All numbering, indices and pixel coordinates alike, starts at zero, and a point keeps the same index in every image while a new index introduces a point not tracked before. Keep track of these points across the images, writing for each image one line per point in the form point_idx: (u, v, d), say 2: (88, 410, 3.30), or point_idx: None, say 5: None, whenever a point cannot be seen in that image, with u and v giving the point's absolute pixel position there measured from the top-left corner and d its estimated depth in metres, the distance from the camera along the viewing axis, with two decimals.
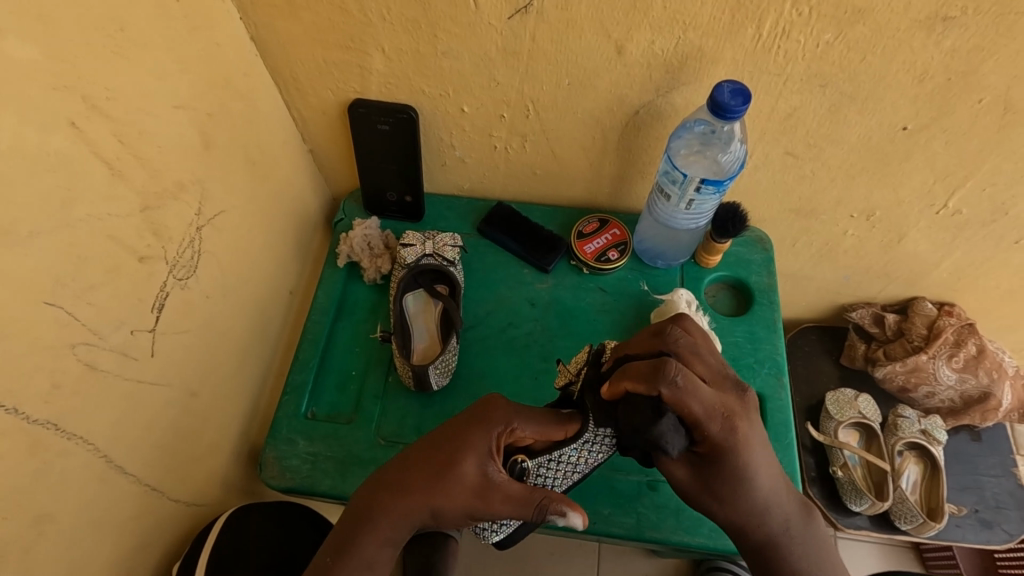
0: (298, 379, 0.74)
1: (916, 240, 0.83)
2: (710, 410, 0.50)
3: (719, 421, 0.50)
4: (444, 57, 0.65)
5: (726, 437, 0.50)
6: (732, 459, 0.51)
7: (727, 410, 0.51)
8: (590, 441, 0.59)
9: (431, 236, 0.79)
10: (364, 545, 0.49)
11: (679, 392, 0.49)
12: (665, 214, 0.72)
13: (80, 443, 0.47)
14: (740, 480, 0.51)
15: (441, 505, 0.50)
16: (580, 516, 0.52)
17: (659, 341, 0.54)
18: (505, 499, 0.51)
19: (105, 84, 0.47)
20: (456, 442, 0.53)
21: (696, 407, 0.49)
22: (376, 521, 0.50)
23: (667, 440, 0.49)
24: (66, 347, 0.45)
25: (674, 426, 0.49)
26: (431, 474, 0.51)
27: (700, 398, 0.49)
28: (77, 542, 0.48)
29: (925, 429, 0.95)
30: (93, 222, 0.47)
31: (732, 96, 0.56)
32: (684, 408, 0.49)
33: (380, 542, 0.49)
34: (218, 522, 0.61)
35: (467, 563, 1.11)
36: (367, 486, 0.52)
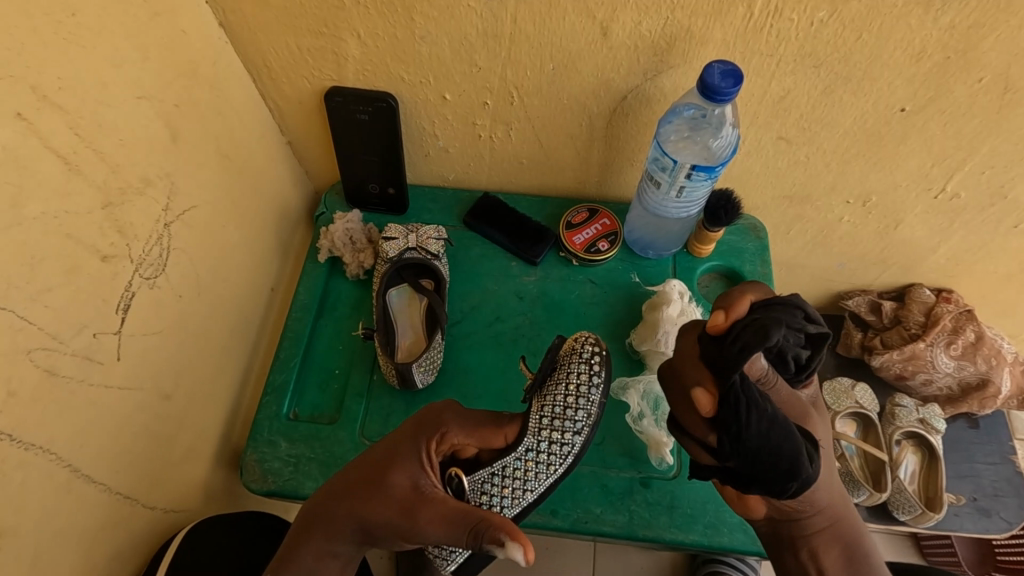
0: (279, 379, 0.72)
1: (912, 225, 0.81)
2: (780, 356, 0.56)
3: None
4: (422, 42, 0.62)
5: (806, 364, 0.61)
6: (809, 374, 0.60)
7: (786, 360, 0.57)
8: (532, 449, 0.56)
9: (415, 228, 0.76)
10: (304, 555, 0.50)
11: None
12: (655, 203, 0.69)
13: (40, 453, 0.45)
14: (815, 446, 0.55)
15: (372, 519, 0.50)
16: (523, 549, 0.46)
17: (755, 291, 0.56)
18: (431, 513, 0.49)
19: (55, 72, 0.44)
20: (388, 453, 0.53)
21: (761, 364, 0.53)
22: (310, 537, 0.51)
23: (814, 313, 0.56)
24: (22, 352, 0.43)
25: None
26: (365, 484, 0.52)
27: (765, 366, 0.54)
28: (40, 556, 0.46)
29: (923, 417, 0.93)
30: (48, 219, 0.44)
31: (722, 77, 0.52)
32: None
33: (318, 554, 0.50)
34: (177, 539, 0.57)
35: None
36: (316, 502, 0.53)
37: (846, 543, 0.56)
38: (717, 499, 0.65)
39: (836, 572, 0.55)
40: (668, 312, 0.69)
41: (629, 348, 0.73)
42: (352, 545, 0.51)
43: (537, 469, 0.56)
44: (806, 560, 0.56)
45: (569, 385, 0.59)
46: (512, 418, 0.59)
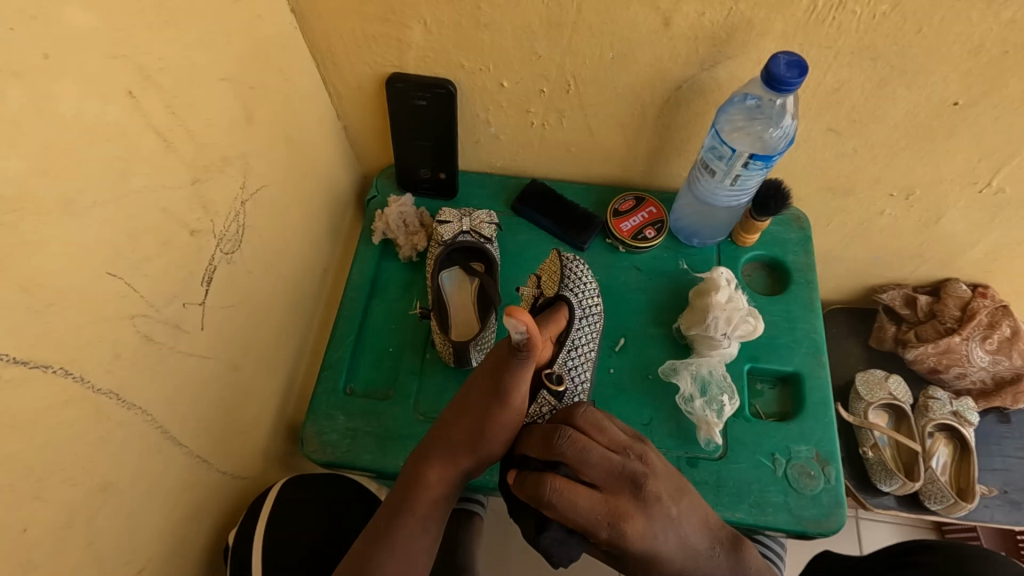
0: (336, 356, 0.75)
1: (953, 220, 0.82)
2: (595, 521, 0.47)
3: (607, 527, 0.47)
4: (485, 30, 0.64)
5: (617, 540, 0.47)
6: (630, 552, 0.47)
7: (623, 502, 0.48)
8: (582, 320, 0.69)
9: (468, 212, 0.78)
10: (416, 506, 0.55)
11: (559, 511, 0.47)
12: (706, 190, 0.71)
13: (138, 413, 0.48)
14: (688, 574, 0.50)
15: (468, 429, 0.56)
16: (517, 317, 0.46)
17: (551, 446, 0.51)
18: (511, 369, 0.51)
19: (156, 53, 0.46)
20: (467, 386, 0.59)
21: (578, 519, 0.47)
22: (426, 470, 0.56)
23: (554, 555, 0.49)
24: (125, 318, 0.45)
25: (563, 538, 0.49)
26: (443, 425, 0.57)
27: (580, 510, 0.47)
28: (135, 510, 0.49)
29: (956, 410, 0.94)
30: (148, 193, 0.47)
31: (788, 68, 0.54)
32: (568, 520, 0.47)
33: (441, 474, 0.56)
34: (273, 492, 0.62)
35: (489, 558, 1.12)
36: (425, 443, 0.58)
37: None
38: (762, 480, 0.67)
39: None
40: (716, 299, 0.69)
41: (677, 333, 0.75)
42: (467, 454, 0.56)
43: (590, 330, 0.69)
44: None
45: (579, 272, 0.72)
46: (557, 304, 0.68)
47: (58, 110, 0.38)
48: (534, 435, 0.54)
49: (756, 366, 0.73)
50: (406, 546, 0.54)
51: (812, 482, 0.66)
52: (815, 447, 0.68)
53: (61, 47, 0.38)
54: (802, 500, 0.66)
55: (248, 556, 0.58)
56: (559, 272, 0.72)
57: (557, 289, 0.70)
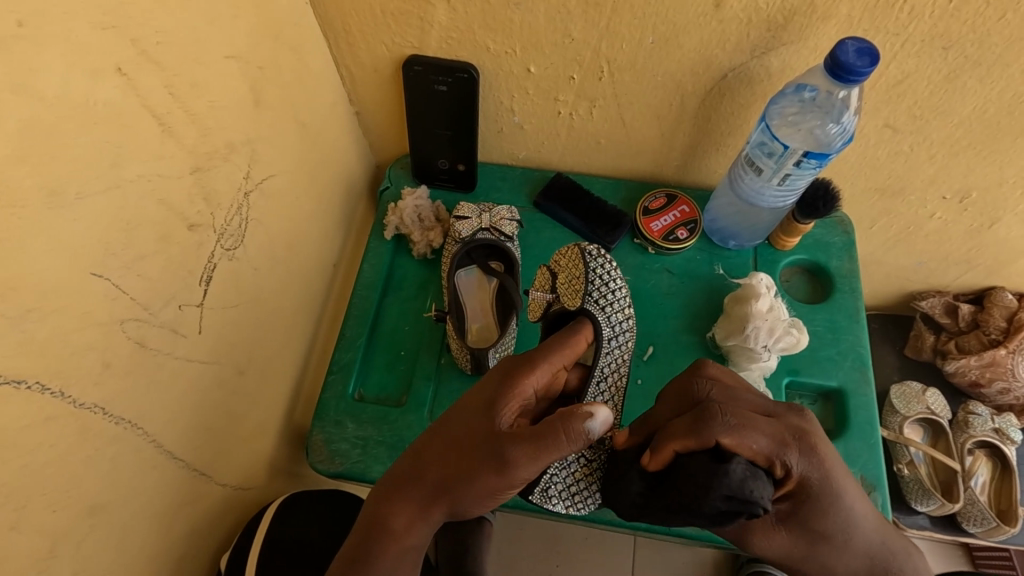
0: (345, 359, 0.70)
1: (1009, 225, 0.76)
2: (780, 440, 0.46)
3: (795, 446, 0.47)
4: (516, 9, 0.58)
5: (811, 463, 0.47)
6: (822, 489, 0.48)
7: (790, 431, 0.47)
8: (610, 338, 0.60)
9: (487, 208, 0.73)
10: (381, 560, 0.48)
11: (735, 431, 0.45)
12: (750, 190, 0.65)
13: (130, 428, 0.43)
14: (831, 508, 0.48)
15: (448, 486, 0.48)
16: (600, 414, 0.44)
17: (687, 395, 0.50)
18: (517, 443, 0.44)
19: (153, 25, 0.41)
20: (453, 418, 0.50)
21: (761, 445, 0.45)
22: (393, 509, 0.49)
23: (753, 488, 0.43)
24: (116, 324, 0.41)
25: (750, 471, 0.44)
26: (424, 459, 0.49)
27: (759, 431, 0.45)
28: (128, 533, 0.45)
29: (998, 426, 0.89)
30: (143, 183, 0.42)
31: (857, 55, 0.48)
32: (748, 448, 0.45)
33: (409, 521, 0.49)
34: (271, 510, 0.58)
35: (498, 563, 1.09)
36: (395, 481, 0.50)
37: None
38: None
39: None
40: (756, 307, 0.64)
41: (711, 342, 0.70)
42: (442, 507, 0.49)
43: (619, 350, 0.61)
44: None
45: (600, 274, 0.63)
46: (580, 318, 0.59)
47: (36, 87, 0.33)
48: (660, 403, 0.52)
49: (795, 380, 0.68)
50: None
51: None
52: (860, 470, 0.63)
53: (39, 14, 0.33)
54: None
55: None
56: (581, 277, 0.63)
57: (579, 301, 0.61)
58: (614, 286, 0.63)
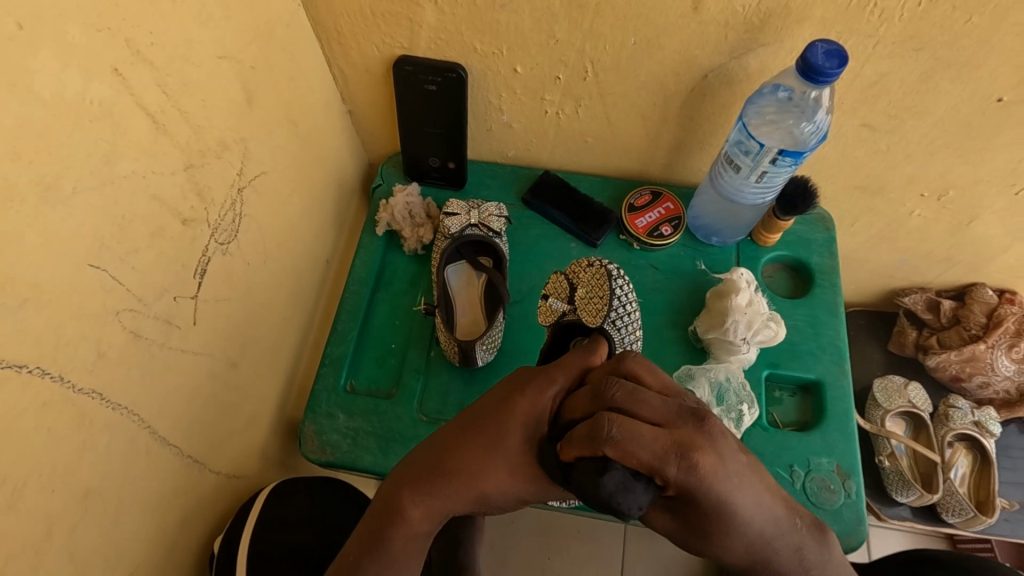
0: (337, 352, 0.72)
1: (987, 222, 0.78)
2: (664, 455, 0.37)
3: (677, 459, 0.37)
4: (502, 11, 0.60)
5: (689, 478, 0.37)
6: (706, 499, 0.37)
7: (677, 442, 0.37)
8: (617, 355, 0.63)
9: (476, 205, 0.75)
10: (392, 542, 0.45)
11: (621, 445, 0.37)
12: (730, 187, 0.67)
13: (125, 414, 0.45)
14: (723, 515, 0.38)
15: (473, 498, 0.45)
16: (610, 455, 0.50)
17: (597, 395, 0.40)
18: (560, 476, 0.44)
19: (148, 27, 0.43)
20: (495, 417, 0.44)
21: (644, 456, 0.37)
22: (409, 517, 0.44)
23: (618, 501, 0.36)
24: (111, 313, 0.42)
25: (631, 481, 0.37)
26: (455, 453, 0.44)
27: (643, 441, 0.37)
28: (123, 515, 0.46)
29: (978, 420, 0.91)
30: (137, 178, 0.43)
31: (826, 57, 0.50)
32: (632, 461, 0.36)
33: (427, 512, 0.45)
34: (262, 496, 0.60)
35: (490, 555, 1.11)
36: (417, 471, 0.45)
37: None
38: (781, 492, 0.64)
39: None
40: (738, 301, 0.66)
41: (692, 336, 0.71)
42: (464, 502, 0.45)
43: None
44: None
45: (620, 297, 0.65)
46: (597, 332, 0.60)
47: (34, 86, 0.35)
48: (573, 398, 0.42)
49: (775, 372, 0.69)
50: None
51: (832, 496, 0.63)
52: (837, 459, 0.65)
53: (37, 17, 0.35)
54: (822, 515, 0.62)
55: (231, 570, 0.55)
56: (604, 299, 0.65)
57: (598, 321, 0.63)
58: (630, 309, 0.66)
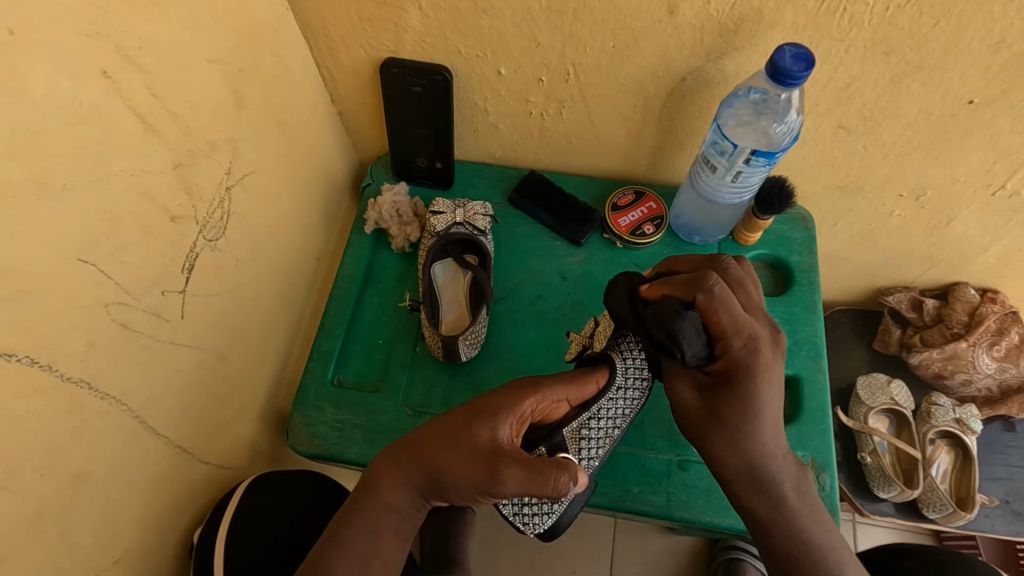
0: (325, 347, 0.74)
1: (965, 222, 0.79)
2: (735, 329, 0.52)
3: (742, 340, 0.52)
4: (484, 14, 0.62)
5: (747, 357, 0.52)
6: (749, 380, 0.51)
7: (751, 336, 0.52)
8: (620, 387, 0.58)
9: (462, 203, 0.76)
10: (366, 508, 0.50)
11: (712, 300, 0.53)
12: (707, 187, 0.69)
13: (114, 404, 0.47)
14: (750, 407, 0.51)
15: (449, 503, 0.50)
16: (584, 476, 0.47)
17: (694, 286, 0.54)
18: (514, 465, 0.46)
19: (136, 33, 0.44)
20: (473, 406, 0.51)
21: (723, 318, 0.52)
22: (386, 499, 0.50)
23: (689, 340, 0.52)
24: (100, 306, 0.44)
25: (697, 330, 0.52)
26: (433, 437, 0.50)
27: (730, 311, 0.52)
28: (112, 501, 0.48)
29: (959, 417, 0.92)
30: (126, 177, 0.45)
31: (794, 61, 0.51)
32: (713, 316, 0.53)
33: (396, 483, 0.50)
34: (237, 494, 0.61)
35: (482, 548, 1.13)
36: (393, 449, 0.52)
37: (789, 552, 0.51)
38: None
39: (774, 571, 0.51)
40: None
41: None
42: (434, 488, 0.50)
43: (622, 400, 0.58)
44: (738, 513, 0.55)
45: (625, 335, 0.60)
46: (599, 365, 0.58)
47: (24, 90, 0.37)
48: (659, 284, 0.57)
49: None
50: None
51: None
52: (811, 453, 0.67)
53: (28, 23, 0.36)
54: None
55: (211, 561, 0.57)
56: (601, 325, 0.63)
57: (603, 347, 0.61)
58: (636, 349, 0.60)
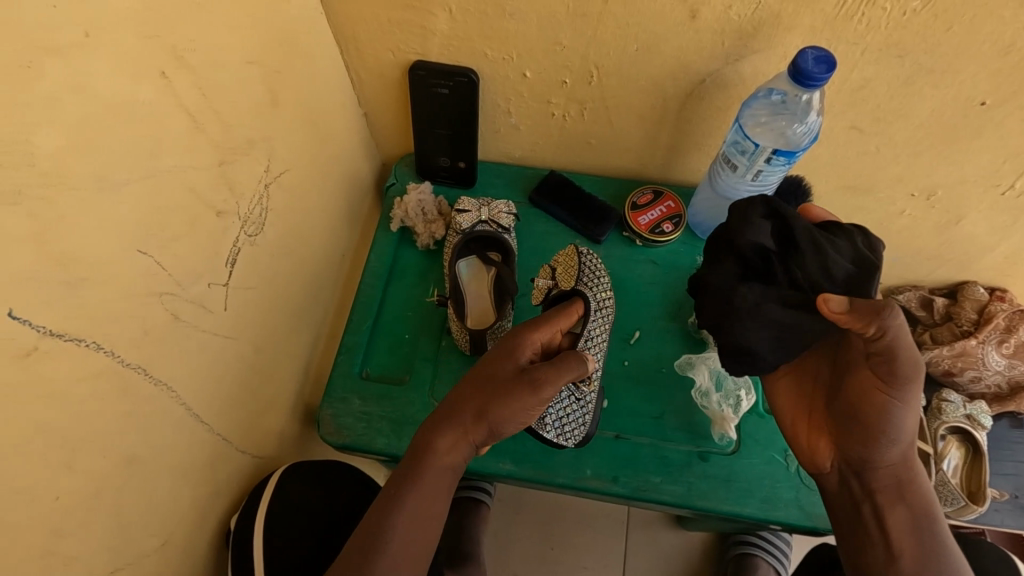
0: (352, 341, 0.76)
1: (975, 222, 0.81)
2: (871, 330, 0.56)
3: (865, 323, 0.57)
4: (511, 19, 0.64)
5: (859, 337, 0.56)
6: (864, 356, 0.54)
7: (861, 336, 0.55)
8: (599, 306, 0.67)
9: (486, 202, 0.78)
10: (425, 473, 0.55)
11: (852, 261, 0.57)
12: (726, 186, 0.71)
13: (164, 389, 0.49)
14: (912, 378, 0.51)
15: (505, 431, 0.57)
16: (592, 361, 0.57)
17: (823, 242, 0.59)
18: (545, 369, 0.55)
19: (188, 35, 0.47)
20: (504, 353, 0.57)
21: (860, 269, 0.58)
22: (437, 446, 0.56)
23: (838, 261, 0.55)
24: (153, 296, 0.46)
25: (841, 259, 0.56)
26: (476, 392, 0.56)
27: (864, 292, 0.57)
28: (160, 483, 0.50)
29: (970, 413, 0.93)
30: (177, 172, 0.47)
31: (816, 63, 0.53)
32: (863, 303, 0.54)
33: (452, 441, 0.56)
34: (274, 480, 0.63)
35: (495, 544, 1.14)
36: (438, 412, 0.59)
37: (914, 506, 0.55)
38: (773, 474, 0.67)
39: (907, 539, 0.55)
40: None
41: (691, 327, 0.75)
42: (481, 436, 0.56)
43: (604, 321, 0.68)
44: (865, 513, 0.56)
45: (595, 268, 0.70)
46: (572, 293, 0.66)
47: (95, 88, 0.39)
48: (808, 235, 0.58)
49: None
50: (399, 561, 0.52)
51: None
52: None
53: (99, 26, 0.38)
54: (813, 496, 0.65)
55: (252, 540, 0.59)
56: (575, 265, 0.70)
57: (573, 284, 0.68)
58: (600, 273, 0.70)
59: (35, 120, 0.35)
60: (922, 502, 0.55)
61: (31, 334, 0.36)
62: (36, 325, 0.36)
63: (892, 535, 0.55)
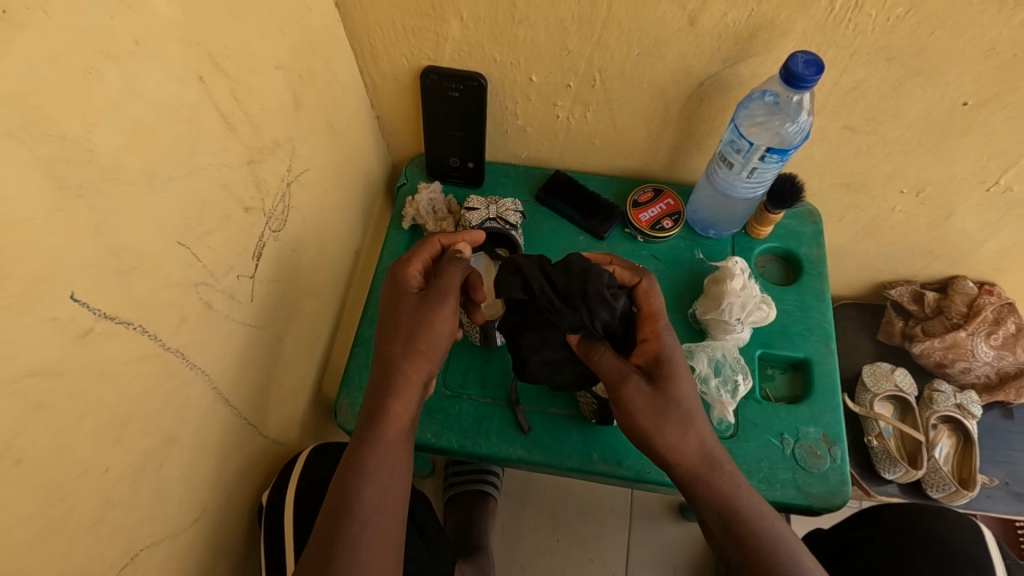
0: (367, 334, 0.79)
1: (963, 218, 0.85)
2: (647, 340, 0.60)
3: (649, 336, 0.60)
4: (519, 26, 0.68)
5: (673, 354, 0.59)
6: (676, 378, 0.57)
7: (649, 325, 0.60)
8: None
9: (494, 201, 0.82)
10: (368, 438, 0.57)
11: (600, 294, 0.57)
12: (724, 182, 0.74)
13: (198, 374, 0.52)
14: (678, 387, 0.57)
15: (434, 349, 0.59)
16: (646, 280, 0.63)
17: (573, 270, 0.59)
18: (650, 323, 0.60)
19: (223, 42, 0.50)
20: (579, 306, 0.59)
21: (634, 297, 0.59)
22: (394, 411, 0.58)
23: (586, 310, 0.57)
24: (190, 285, 0.50)
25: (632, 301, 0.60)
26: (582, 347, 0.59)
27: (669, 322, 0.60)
28: (194, 462, 0.53)
29: (960, 403, 0.97)
30: (212, 170, 0.51)
31: (806, 66, 0.57)
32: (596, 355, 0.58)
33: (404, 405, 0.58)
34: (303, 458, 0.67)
35: (502, 536, 1.18)
36: (382, 376, 0.59)
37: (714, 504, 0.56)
38: (773, 457, 0.70)
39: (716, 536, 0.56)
40: (733, 285, 0.72)
41: (692, 318, 0.78)
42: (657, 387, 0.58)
43: None
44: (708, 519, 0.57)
45: None
46: None
47: (144, 91, 0.42)
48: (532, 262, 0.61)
49: (768, 352, 0.76)
50: (371, 525, 0.55)
51: (819, 461, 0.69)
52: (823, 428, 0.71)
53: (148, 35, 0.42)
54: (810, 477, 0.68)
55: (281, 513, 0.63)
56: None
57: None
58: None
59: (95, 120, 0.38)
60: (745, 508, 0.56)
61: (89, 316, 0.39)
62: (92, 308, 0.40)
63: (745, 529, 0.55)
